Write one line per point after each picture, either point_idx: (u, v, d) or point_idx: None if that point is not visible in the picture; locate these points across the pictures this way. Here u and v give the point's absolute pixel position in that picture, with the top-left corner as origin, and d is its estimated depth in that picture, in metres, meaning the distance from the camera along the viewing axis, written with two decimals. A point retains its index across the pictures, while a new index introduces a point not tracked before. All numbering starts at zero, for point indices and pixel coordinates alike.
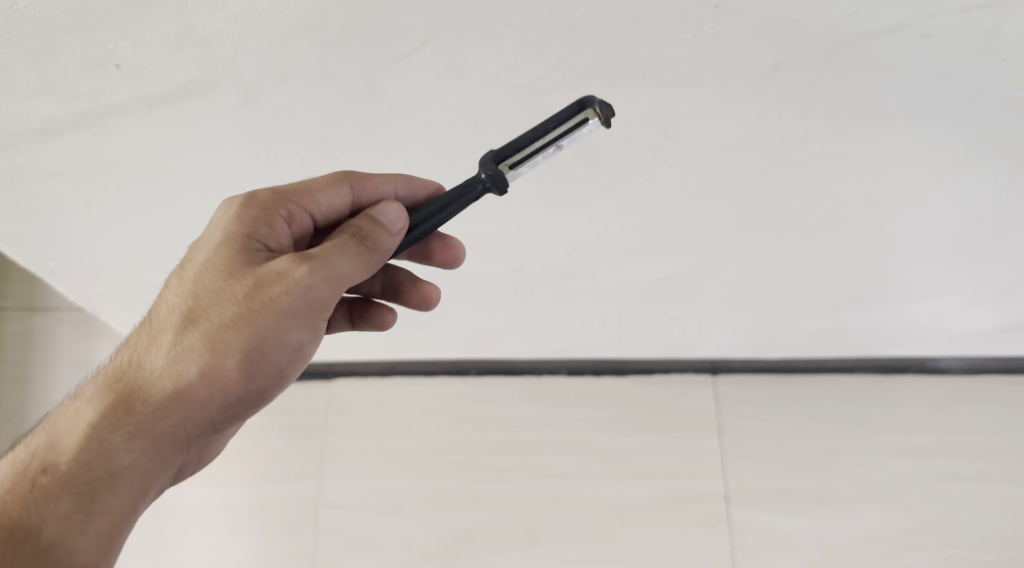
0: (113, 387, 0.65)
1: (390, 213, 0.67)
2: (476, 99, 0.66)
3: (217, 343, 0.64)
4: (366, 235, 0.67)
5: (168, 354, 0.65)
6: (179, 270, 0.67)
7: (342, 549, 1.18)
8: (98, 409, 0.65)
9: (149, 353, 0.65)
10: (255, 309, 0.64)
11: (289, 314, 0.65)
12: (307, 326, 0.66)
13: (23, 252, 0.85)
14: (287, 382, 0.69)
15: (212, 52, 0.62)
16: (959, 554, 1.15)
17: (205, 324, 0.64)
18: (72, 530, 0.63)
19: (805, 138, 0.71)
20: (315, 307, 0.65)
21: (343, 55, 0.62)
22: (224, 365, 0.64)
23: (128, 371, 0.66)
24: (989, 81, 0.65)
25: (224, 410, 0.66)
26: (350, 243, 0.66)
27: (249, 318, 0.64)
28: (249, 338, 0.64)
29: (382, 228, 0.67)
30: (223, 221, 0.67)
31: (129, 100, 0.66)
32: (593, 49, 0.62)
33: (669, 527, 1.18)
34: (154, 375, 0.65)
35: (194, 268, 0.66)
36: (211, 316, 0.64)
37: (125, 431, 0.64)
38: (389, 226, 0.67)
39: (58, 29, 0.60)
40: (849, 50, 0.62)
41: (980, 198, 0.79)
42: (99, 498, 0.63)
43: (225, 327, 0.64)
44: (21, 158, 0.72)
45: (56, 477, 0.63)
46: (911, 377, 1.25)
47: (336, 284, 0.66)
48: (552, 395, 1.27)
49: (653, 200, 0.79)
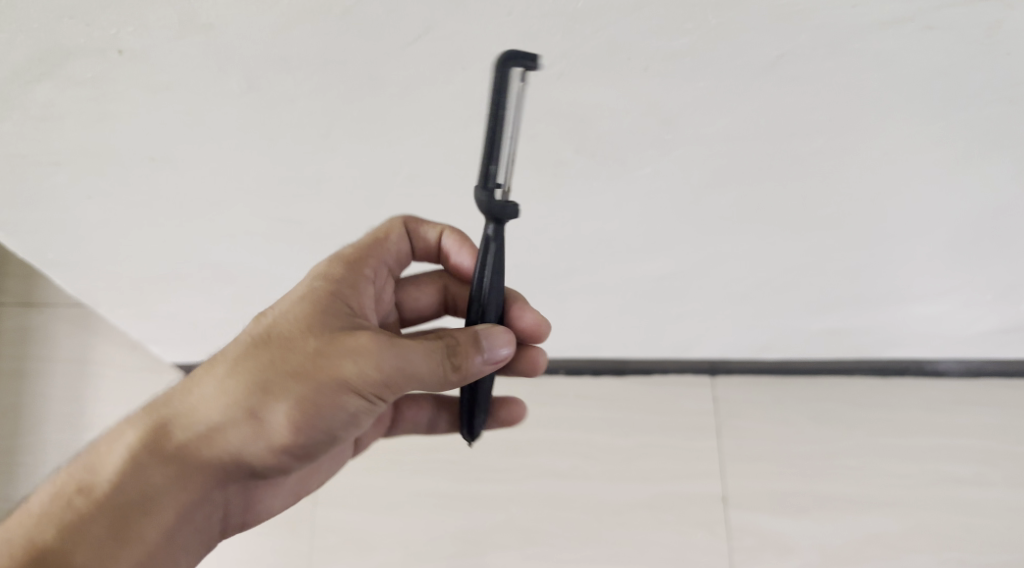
0: (162, 412, 0.70)
1: (495, 340, 0.71)
2: (477, 90, 0.66)
3: (262, 387, 0.67)
4: (460, 351, 0.69)
5: (229, 397, 0.68)
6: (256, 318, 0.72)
7: (338, 547, 1.18)
8: (143, 431, 0.69)
9: (201, 386, 0.69)
10: (310, 368, 0.67)
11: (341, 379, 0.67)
12: (362, 399, 0.68)
13: (23, 242, 0.85)
14: (334, 442, 0.71)
15: (215, 38, 0.62)
16: (956, 556, 1.15)
17: (254, 366, 0.68)
18: (114, 551, 0.67)
19: (808, 133, 0.71)
20: (377, 385, 0.67)
21: (345, 42, 0.62)
22: (277, 422, 0.67)
23: (178, 398, 0.70)
24: (990, 75, 0.65)
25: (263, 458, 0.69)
26: (440, 351, 0.68)
27: (300, 373, 0.67)
28: (302, 399, 0.67)
29: (480, 349, 0.70)
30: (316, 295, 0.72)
31: (131, 87, 0.66)
32: (596, 39, 0.62)
33: (666, 528, 1.17)
34: (199, 406, 0.69)
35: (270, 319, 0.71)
36: (264, 364, 0.68)
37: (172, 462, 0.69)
38: (486, 352, 0.70)
39: (60, 13, 0.60)
40: (852, 43, 0.62)
41: (979, 195, 0.79)
42: (134, 515, 0.68)
43: (274, 376, 0.67)
44: (21, 145, 0.71)
45: (99, 498, 0.67)
46: (911, 380, 1.25)
47: (409, 376, 0.67)
48: (551, 395, 1.26)
49: (655, 194, 0.79)
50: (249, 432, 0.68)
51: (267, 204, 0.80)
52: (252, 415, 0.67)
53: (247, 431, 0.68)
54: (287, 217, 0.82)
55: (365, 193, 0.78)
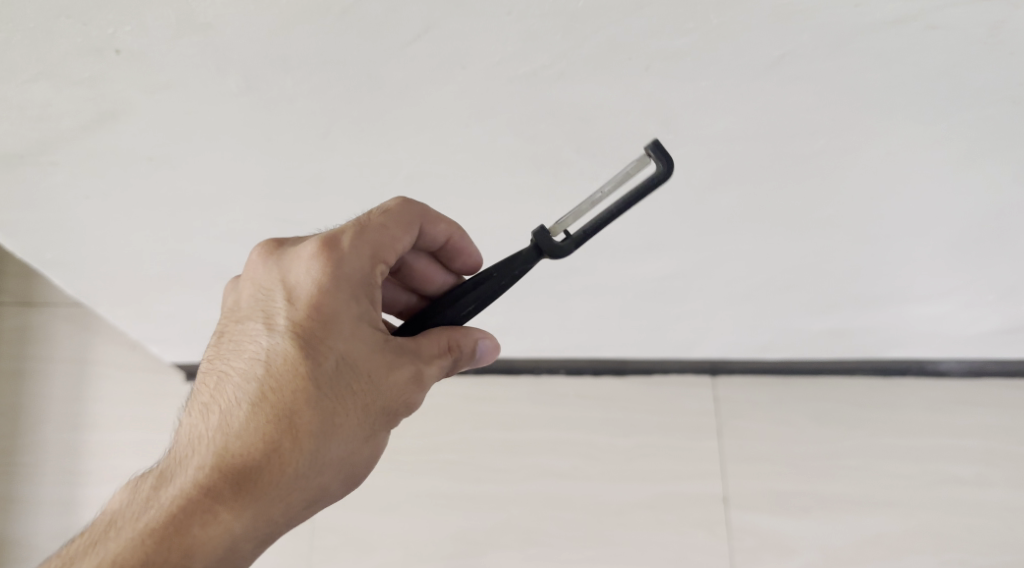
0: (234, 484, 0.64)
1: (486, 346, 0.71)
2: (477, 90, 0.66)
3: (347, 451, 0.66)
4: (460, 362, 0.70)
5: (283, 434, 0.64)
6: (305, 354, 0.65)
7: (339, 547, 1.18)
8: (228, 513, 0.63)
9: (280, 453, 0.64)
10: (384, 422, 0.67)
11: (389, 402, 0.67)
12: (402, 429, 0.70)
13: (22, 243, 0.85)
14: None
15: (214, 37, 0.62)
16: (957, 557, 1.15)
17: (335, 428, 0.65)
18: None
19: (810, 132, 0.70)
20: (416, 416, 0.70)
21: (344, 41, 0.62)
22: (343, 452, 0.66)
23: (248, 465, 0.64)
24: (993, 75, 0.65)
25: (331, 492, 0.67)
26: (451, 364, 0.70)
27: (378, 429, 0.67)
28: (364, 425, 0.66)
29: (477, 359, 0.72)
30: (359, 320, 0.66)
31: (129, 86, 0.65)
32: (596, 38, 0.62)
33: (666, 529, 1.17)
34: (279, 473, 0.64)
35: (329, 362, 0.65)
36: (346, 426, 0.65)
37: (244, 517, 0.64)
38: (481, 357, 0.72)
39: (57, 13, 0.60)
40: (854, 42, 0.62)
41: (982, 195, 0.79)
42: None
43: (358, 437, 0.66)
44: (19, 146, 0.71)
45: None
46: (913, 379, 1.24)
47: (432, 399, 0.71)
48: (551, 395, 1.25)
49: (656, 194, 0.78)
50: (316, 470, 0.65)
51: (266, 203, 0.80)
52: (316, 451, 0.65)
53: (313, 469, 0.65)
54: (285, 216, 0.82)
55: (363, 193, 0.78)
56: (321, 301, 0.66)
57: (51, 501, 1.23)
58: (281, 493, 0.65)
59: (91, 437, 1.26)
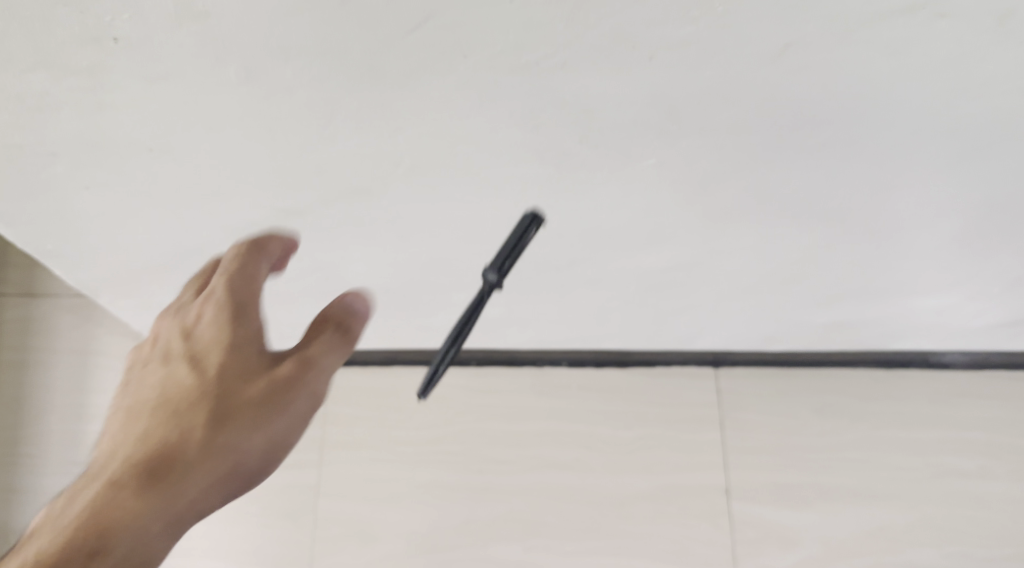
0: (132, 474, 0.59)
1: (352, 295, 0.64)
2: (478, 81, 0.65)
3: (251, 427, 0.60)
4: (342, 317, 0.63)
5: (179, 420, 0.60)
6: (199, 341, 0.63)
7: (341, 537, 1.18)
8: (126, 502, 0.57)
9: (180, 436, 0.60)
10: (291, 393, 0.61)
11: (291, 374, 0.61)
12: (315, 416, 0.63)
13: (22, 233, 0.84)
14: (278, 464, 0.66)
15: (212, 27, 0.61)
16: (960, 550, 1.14)
17: (234, 404, 0.60)
18: None
19: (816, 123, 0.69)
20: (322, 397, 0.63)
21: (344, 31, 0.61)
22: (244, 427, 0.60)
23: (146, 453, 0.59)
24: (1001, 65, 0.64)
25: (236, 479, 0.60)
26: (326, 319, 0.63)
27: (284, 402, 0.61)
28: (261, 400, 0.61)
29: (356, 313, 0.63)
30: (253, 301, 0.63)
31: (127, 76, 0.65)
32: (600, 28, 0.61)
33: (668, 520, 1.17)
34: (178, 456, 0.59)
35: (221, 341, 0.63)
36: (246, 398, 0.60)
37: (143, 507, 0.57)
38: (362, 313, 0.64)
39: (54, 1, 0.59)
40: (862, 31, 0.61)
41: (989, 186, 0.78)
42: None
43: (261, 411, 0.60)
44: (18, 136, 0.70)
45: None
46: (916, 371, 1.24)
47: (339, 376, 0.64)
48: (553, 386, 1.25)
49: (659, 186, 0.78)
50: (214, 450, 0.59)
51: (267, 194, 0.79)
52: (213, 430, 0.60)
53: (212, 448, 0.60)
54: (287, 208, 0.81)
55: (365, 184, 0.77)
56: (216, 286, 0.64)
57: (53, 491, 1.23)
58: (185, 477, 0.59)
59: (93, 427, 1.25)
